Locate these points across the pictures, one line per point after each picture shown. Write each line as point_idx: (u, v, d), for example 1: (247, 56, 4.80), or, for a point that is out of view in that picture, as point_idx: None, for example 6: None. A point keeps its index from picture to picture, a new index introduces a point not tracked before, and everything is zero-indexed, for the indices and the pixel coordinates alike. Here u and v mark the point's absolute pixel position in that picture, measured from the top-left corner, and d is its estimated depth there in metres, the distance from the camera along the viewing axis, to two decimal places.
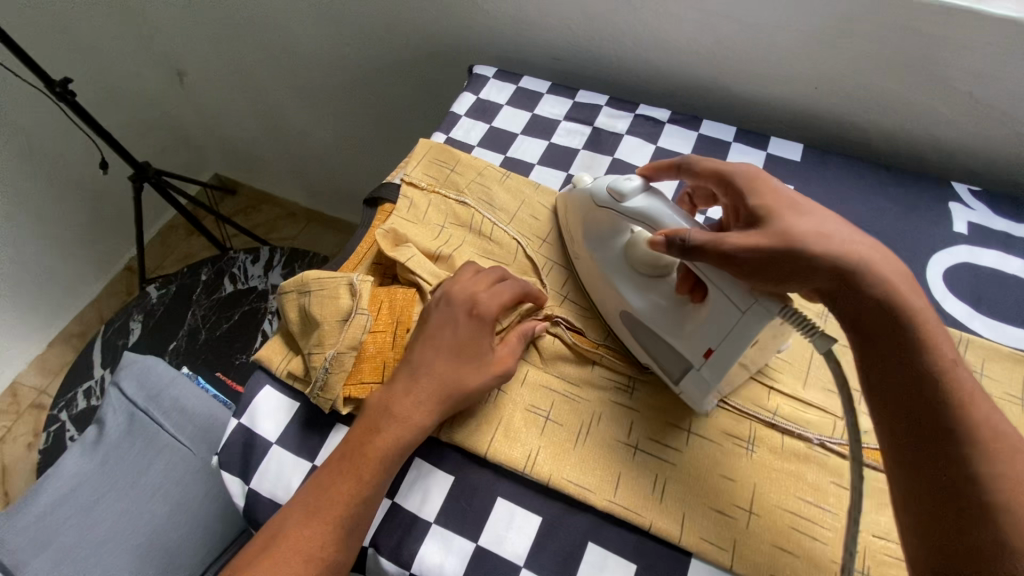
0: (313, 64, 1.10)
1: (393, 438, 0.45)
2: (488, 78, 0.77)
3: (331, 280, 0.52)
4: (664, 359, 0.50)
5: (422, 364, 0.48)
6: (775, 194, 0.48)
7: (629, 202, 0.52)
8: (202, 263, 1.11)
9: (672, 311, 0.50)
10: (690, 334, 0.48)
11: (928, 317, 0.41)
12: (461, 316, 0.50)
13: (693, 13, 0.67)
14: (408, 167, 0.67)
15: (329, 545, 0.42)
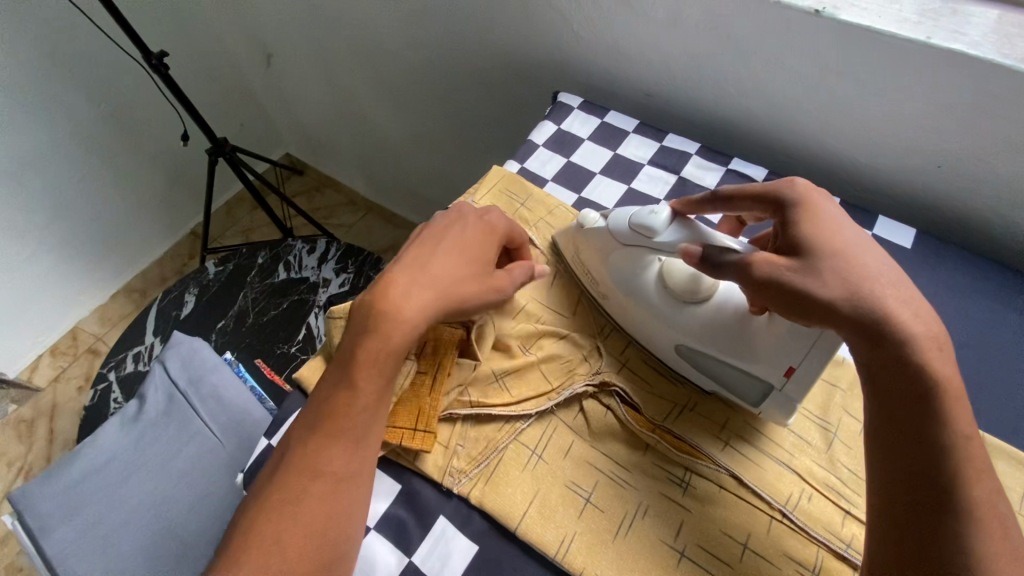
0: (396, 63, 1.09)
1: (388, 343, 0.44)
2: (573, 108, 0.73)
3: None
4: (736, 386, 0.50)
5: (423, 260, 0.48)
6: (819, 205, 0.44)
7: (661, 236, 0.51)
8: (261, 246, 1.13)
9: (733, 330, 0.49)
10: (765, 354, 0.47)
11: (947, 369, 0.38)
12: (467, 221, 0.51)
13: (812, 68, 0.61)
14: (477, 194, 0.64)
15: (335, 460, 0.41)
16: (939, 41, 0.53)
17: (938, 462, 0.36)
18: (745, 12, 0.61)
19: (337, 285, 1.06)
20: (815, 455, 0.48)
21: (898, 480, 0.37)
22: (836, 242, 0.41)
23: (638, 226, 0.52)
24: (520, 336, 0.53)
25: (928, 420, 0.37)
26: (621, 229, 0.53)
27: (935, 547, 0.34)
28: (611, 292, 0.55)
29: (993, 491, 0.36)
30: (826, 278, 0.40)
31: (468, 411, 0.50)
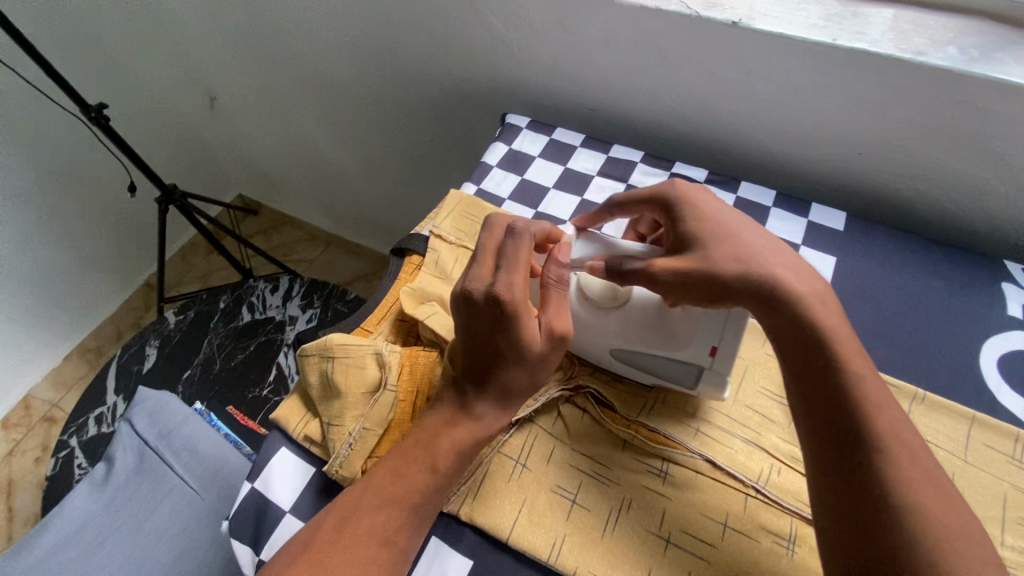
0: (344, 97, 1.11)
1: (462, 440, 0.45)
2: (521, 129, 0.76)
3: (357, 348, 0.50)
4: (672, 374, 0.51)
5: (469, 366, 0.47)
6: (697, 200, 0.50)
7: (565, 256, 0.52)
8: (222, 289, 1.11)
9: (656, 320, 0.51)
10: (688, 338, 0.50)
11: (834, 323, 0.44)
12: (486, 313, 0.46)
13: (737, 76, 0.66)
14: (438, 219, 0.65)
15: (390, 527, 0.42)
16: (843, 42, 0.59)
17: (856, 413, 0.40)
18: (671, 28, 0.65)
19: (305, 321, 1.05)
20: (782, 432, 0.51)
21: (825, 436, 0.40)
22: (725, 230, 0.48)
23: (546, 250, 0.53)
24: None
25: (837, 372, 0.41)
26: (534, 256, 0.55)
27: (875, 495, 0.37)
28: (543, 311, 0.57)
29: (907, 432, 0.40)
30: (716, 262, 0.46)
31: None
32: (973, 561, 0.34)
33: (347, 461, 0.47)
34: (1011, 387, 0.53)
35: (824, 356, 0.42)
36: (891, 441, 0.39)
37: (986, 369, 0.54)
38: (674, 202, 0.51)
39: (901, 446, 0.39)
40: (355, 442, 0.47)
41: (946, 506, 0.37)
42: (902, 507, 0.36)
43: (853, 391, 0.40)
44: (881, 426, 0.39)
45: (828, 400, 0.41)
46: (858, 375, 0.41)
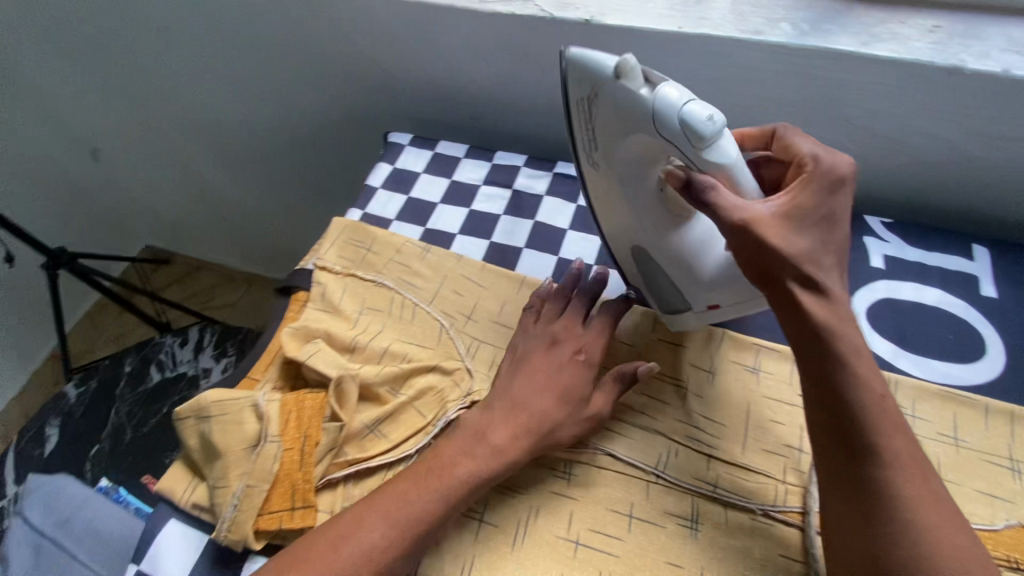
0: (233, 131, 1.06)
1: (470, 470, 0.45)
2: (404, 146, 0.75)
3: (233, 403, 0.48)
4: (667, 295, 0.52)
5: (522, 393, 0.49)
6: (838, 187, 0.42)
7: (705, 149, 0.40)
8: (127, 352, 1.05)
9: (690, 264, 0.47)
10: (704, 289, 0.48)
11: (854, 334, 0.40)
12: (567, 356, 0.51)
13: None
14: (321, 250, 0.63)
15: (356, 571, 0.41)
16: (690, 29, 0.61)
17: (866, 424, 0.38)
18: (532, 31, 0.66)
19: (219, 371, 1.00)
20: (677, 414, 0.52)
21: (835, 444, 0.39)
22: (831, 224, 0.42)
23: (668, 131, 0.40)
24: (387, 380, 0.52)
25: (847, 379, 0.39)
26: (647, 119, 0.41)
27: (873, 504, 0.37)
28: (603, 162, 0.47)
29: (913, 445, 0.38)
30: (801, 252, 0.41)
31: (350, 471, 0.49)
32: (949, 552, 0.35)
33: (234, 524, 0.45)
34: (880, 335, 0.56)
35: (824, 347, 0.40)
36: (879, 438, 0.38)
37: (858, 320, 0.58)
38: (837, 186, 0.42)
39: (892, 448, 0.38)
40: (242, 502, 0.45)
41: (929, 503, 0.36)
42: (878, 498, 0.37)
43: (848, 384, 0.39)
44: (870, 424, 0.38)
45: (835, 406, 0.39)
46: (860, 367, 0.39)
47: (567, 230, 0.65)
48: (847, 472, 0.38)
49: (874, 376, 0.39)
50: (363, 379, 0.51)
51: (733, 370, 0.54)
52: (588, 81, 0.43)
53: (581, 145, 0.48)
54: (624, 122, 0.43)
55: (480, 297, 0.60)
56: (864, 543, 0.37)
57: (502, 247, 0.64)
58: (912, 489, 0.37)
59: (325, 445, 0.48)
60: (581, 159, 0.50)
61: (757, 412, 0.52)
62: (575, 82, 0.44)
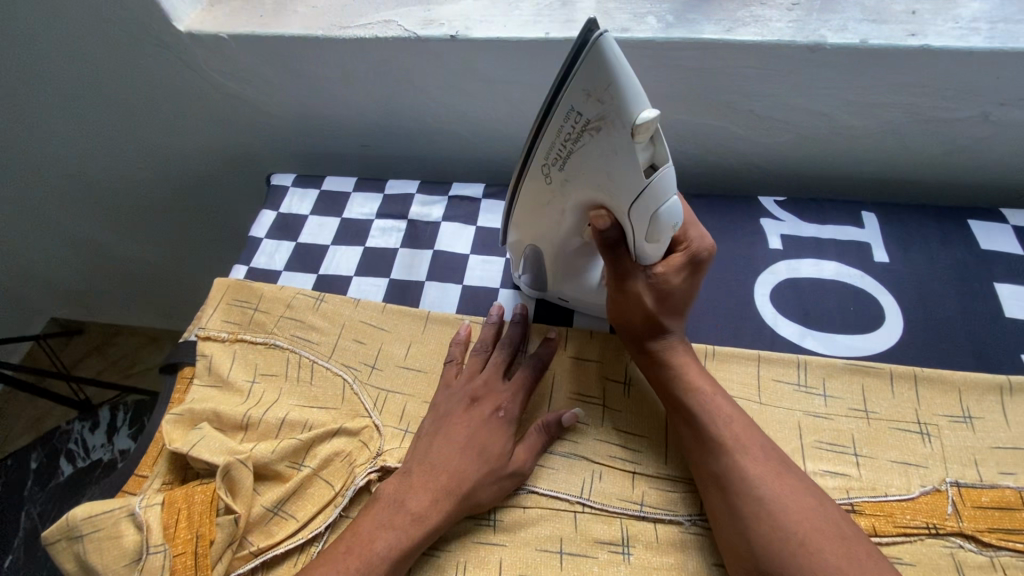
0: (114, 191, 0.98)
1: (390, 543, 0.42)
2: (288, 188, 0.70)
3: (108, 516, 0.43)
4: (537, 280, 0.57)
5: (441, 456, 0.46)
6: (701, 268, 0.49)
7: (650, 235, 0.42)
8: (29, 448, 0.96)
9: (562, 276, 0.53)
10: (567, 291, 0.55)
11: (687, 357, 0.49)
12: (485, 411, 0.49)
13: (480, 84, 0.65)
14: (204, 318, 0.59)
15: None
16: (557, 34, 0.58)
17: (707, 422, 0.45)
18: (401, 53, 0.63)
19: None
20: (598, 433, 0.51)
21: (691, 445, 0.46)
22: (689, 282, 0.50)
23: (646, 199, 0.39)
24: (285, 454, 0.48)
25: (685, 389, 0.47)
26: (632, 181, 0.39)
27: (729, 489, 0.42)
28: (562, 182, 0.43)
29: (750, 430, 0.45)
30: (660, 311, 0.49)
31: (256, 563, 0.45)
32: (797, 517, 0.40)
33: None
34: (785, 317, 0.57)
35: (664, 371, 0.49)
36: (723, 426, 0.45)
37: (763, 305, 0.58)
38: (698, 266, 0.49)
39: (734, 431, 0.44)
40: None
41: (775, 478, 0.42)
42: (734, 484, 0.42)
43: (688, 390, 0.47)
44: (712, 419, 0.45)
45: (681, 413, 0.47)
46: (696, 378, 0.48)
47: (467, 255, 0.63)
48: (705, 466, 0.44)
49: (705, 380, 0.48)
50: (257, 459, 0.47)
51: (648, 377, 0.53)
52: (604, 105, 0.36)
53: (544, 150, 0.41)
54: (605, 167, 0.39)
55: (383, 341, 0.57)
56: (736, 527, 0.41)
57: (402, 284, 0.61)
58: (757, 466, 0.43)
59: (220, 543, 0.43)
60: (532, 159, 0.43)
61: None
62: (583, 98, 0.37)
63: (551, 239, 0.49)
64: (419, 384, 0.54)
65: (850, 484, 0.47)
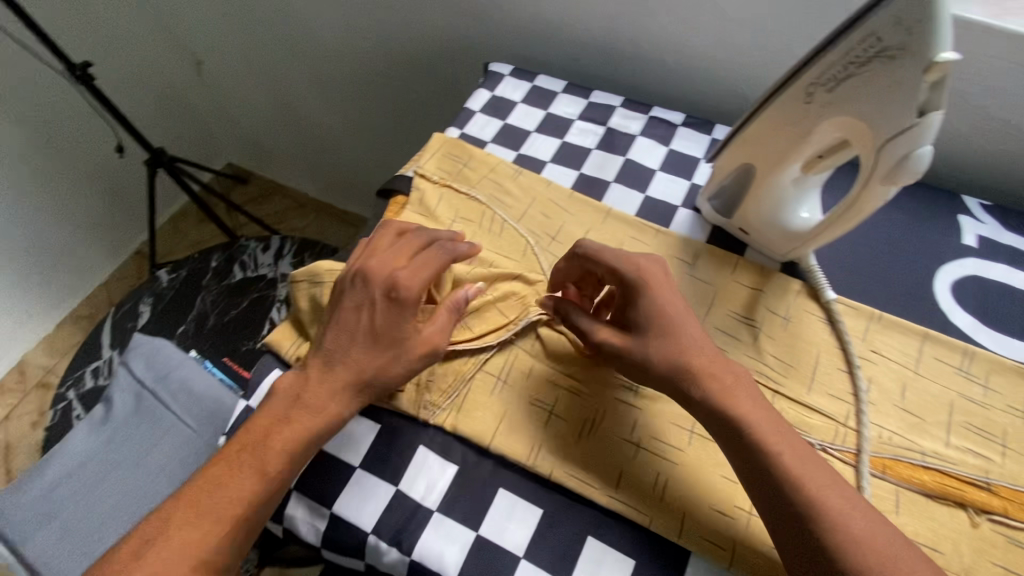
0: (329, 55, 1.09)
1: (304, 427, 0.45)
2: (504, 76, 0.77)
3: None
4: (723, 206, 0.60)
5: (335, 346, 0.48)
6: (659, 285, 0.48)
7: (891, 179, 0.42)
8: (213, 249, 1.13)
9: (755, 201, 0.56)
10: (752, 220, 0.57)
11: (742, 406, 0.44)
12: (380, 300, 0.48)
13: (714, 19, 0.66)
14: (421, 160, 0.67)
15: (225, 552, 0.42)
16: None
17: (783, 486, 0.41)
18: None
19: None
20: (748, 350, 0.54)
21: (769, 510, 0.41)
22: (666, 319, 0.47)
23: (907, 137, 0.40)
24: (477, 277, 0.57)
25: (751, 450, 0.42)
26: (900, 117, 0.40)
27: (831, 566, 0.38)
28: (822, 103, 0.46)
29: (827, 489, 0.40)
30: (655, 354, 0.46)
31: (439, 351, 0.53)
32: None
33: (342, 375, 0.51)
34: (963, 308, 0.57)
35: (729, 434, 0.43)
36: (801, 483, 0.40)
37: (941, 293, 0.58)
38: (635, 287, 0.48)
39: (823, 497, 0.40)
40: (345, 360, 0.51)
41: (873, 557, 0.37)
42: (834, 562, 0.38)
43: (757, 437, 0.43)
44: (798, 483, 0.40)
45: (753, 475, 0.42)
46: (759, 419, 0.43)
47: (656, 171, 0.66)
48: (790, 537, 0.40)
49: (780, 437, 0.43)
50: (456, 275, 0.56)
51: (807, 319, 0.55)
52: (910, 37, 0.39)
53: (821, 68, 0.45)
54: (878, 97, 0.42)
55: (566, 221, 0.62)
56: None
57: (591, 178, 0.66)
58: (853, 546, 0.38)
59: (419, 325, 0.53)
60: (800, 76, 0.47)
61: (826, 359, 0.53)
62: (890, 25, 0.40)
63: (769, 168, 0.52)
64: None
65: (990, 468, 0.48)
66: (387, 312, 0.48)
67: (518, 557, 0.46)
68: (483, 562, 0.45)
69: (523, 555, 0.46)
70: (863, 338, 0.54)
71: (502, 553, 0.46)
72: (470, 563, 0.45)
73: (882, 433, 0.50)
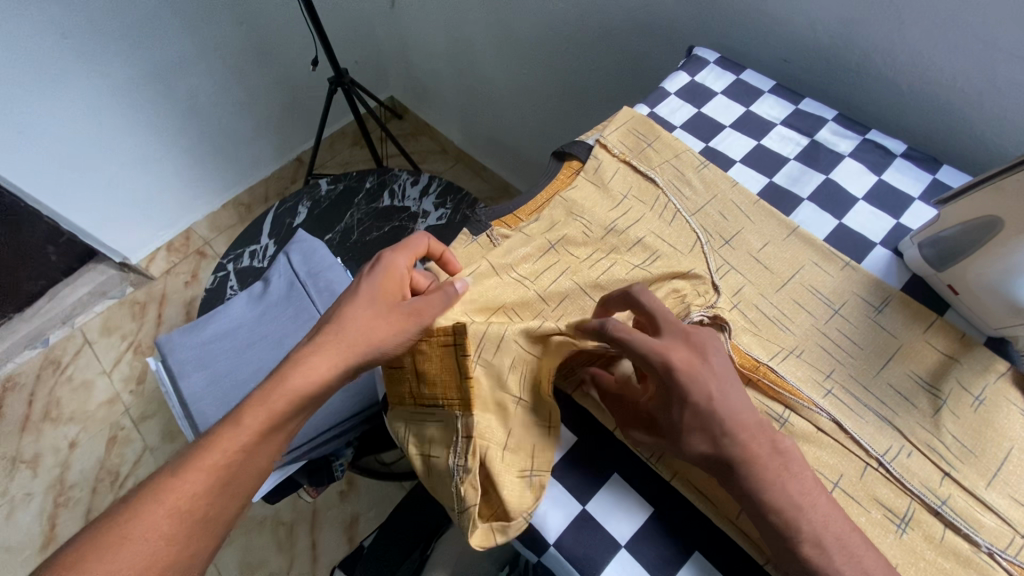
0: (521, 11, 1.09)
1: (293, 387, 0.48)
2: (709, 63, 0.73)
3: (474, 247, 0.59)
4: (939, 257, 0.53)
5: (345, 311, 0.52)
6: (691, 379, 0.42)
7: None
8: (369, 172, 1.20)
9: (979, 263, 0.48)
10: (967, 287, 0.50)
11: (771, 468, 0.41)
12: (368, 268, 0.56)
13: (982, 47, 0.57)
14: (606, 130, 0.66)
15: (204, 504, 0.44)
16: None
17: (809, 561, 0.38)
18: None
19: (435, 218, 1.12)
20: (923, 420, 0.48)
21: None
22: (701, 409, 0.41)
23: None
24: (634, 280, 0.55)
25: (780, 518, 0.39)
26: None
27: None
28: None
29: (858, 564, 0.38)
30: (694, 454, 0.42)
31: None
32: None
33: (468, 425, 0.47)
34: None
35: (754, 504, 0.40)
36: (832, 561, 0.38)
37: None
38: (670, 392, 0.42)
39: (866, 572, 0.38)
40: (462, 426, 0.47)
41: None
42: None
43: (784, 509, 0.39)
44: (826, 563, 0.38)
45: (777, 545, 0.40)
46: (788, 501, 0.40)
47: (859, 199, 0.60)
48: None
49: (813, 509, 0.40)
50: (612, 277, 0.55)
51: (1006, 407, 0.48)
52: None
53: None
54: None
55: (744, 228, 0.59)
56: None
57: (781, 190, 0.62)
58: None
59: (551, 312, 0.54)
60: None
61: (1018, 457, 0.46)
62: None
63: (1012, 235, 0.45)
64: (762, 280, 0.56)
65: None
66: (378, 276, 0.54)
67: (619, 544, 0.45)
68: (583, 537, 0.46)
69: (623, 545, 0.45)
70: None
71: (602, 535, 0.46)
72: (569, 533, 0.46)
73: None
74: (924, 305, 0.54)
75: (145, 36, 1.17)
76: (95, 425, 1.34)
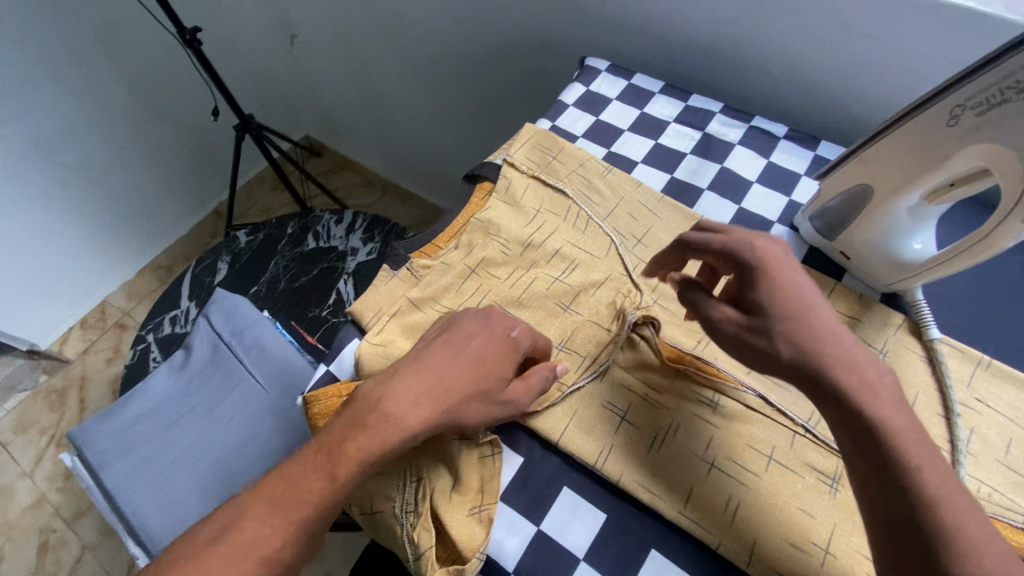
0: (421, 40, 1.10)
1: (378, 440, 0.40)
2: (600, 71, 0.76)
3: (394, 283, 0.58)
4: (829, 226, 0.56)
5: (430, 355, 0.44)
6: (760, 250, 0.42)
7: None
8: (289, 216, 1.17)
9: (866, 225, 0.52)
10: (859, 250, 0.54)
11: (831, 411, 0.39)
12: (495, 330, 0.46)
13: (835, 32, 0.63)
14: (512, 148, 0.67)
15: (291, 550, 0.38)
16: None
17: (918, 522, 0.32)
18: None
19: (365, 253, 1.10)
20: None
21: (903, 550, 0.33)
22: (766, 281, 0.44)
23: None
24: (556, 293, 0.56)
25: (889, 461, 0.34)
26: None
27: None
28: (968, 128, 0.42)
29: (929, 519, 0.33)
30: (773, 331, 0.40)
31: None
32: None
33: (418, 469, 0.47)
34: None
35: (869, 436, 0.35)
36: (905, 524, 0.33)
37: None
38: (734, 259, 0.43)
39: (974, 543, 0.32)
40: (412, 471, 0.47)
41: None
42: None
43: None
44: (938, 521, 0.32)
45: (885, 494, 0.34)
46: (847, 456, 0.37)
47: (752, 182, 0.64)
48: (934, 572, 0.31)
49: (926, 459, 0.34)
50: (533, 292, 0.56)
51: (906, 356, 0.52)
52: None
53: (969, 90, 0.41)
54: None
55: (653, 225, 0.61)
56: None
57: (683, 184, 0.65)
58: None
59: None
60: (940, 99, 0.43)
61: (924, 401, 0.49)
62: None
63: (890, 193, 0.49)
64: None
65: None
66: (503, 346, 0.46)
67: (577, 558, 0.45)
68: (541, 557, 0.45)
69: (582, 558, 0.45)
70: (968, 381, 0.50)
71: (560, 552, 0.45)
72: (527, 555, 0.45)
73: (982, 488, 0.45)
74: (823, 274, 0.58)
75: (23, 108, 1.10)
76: (21, 533, 1.21)
